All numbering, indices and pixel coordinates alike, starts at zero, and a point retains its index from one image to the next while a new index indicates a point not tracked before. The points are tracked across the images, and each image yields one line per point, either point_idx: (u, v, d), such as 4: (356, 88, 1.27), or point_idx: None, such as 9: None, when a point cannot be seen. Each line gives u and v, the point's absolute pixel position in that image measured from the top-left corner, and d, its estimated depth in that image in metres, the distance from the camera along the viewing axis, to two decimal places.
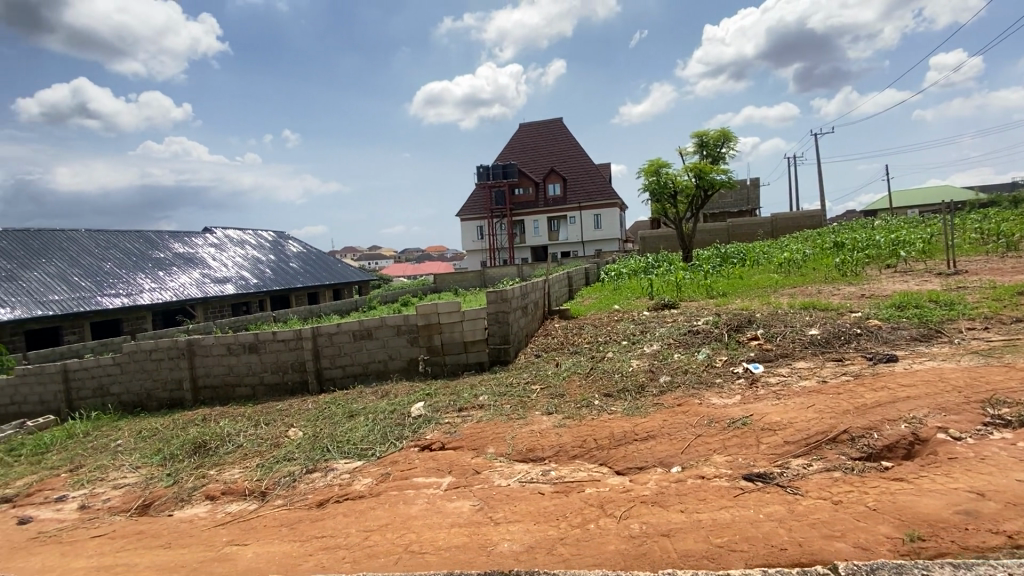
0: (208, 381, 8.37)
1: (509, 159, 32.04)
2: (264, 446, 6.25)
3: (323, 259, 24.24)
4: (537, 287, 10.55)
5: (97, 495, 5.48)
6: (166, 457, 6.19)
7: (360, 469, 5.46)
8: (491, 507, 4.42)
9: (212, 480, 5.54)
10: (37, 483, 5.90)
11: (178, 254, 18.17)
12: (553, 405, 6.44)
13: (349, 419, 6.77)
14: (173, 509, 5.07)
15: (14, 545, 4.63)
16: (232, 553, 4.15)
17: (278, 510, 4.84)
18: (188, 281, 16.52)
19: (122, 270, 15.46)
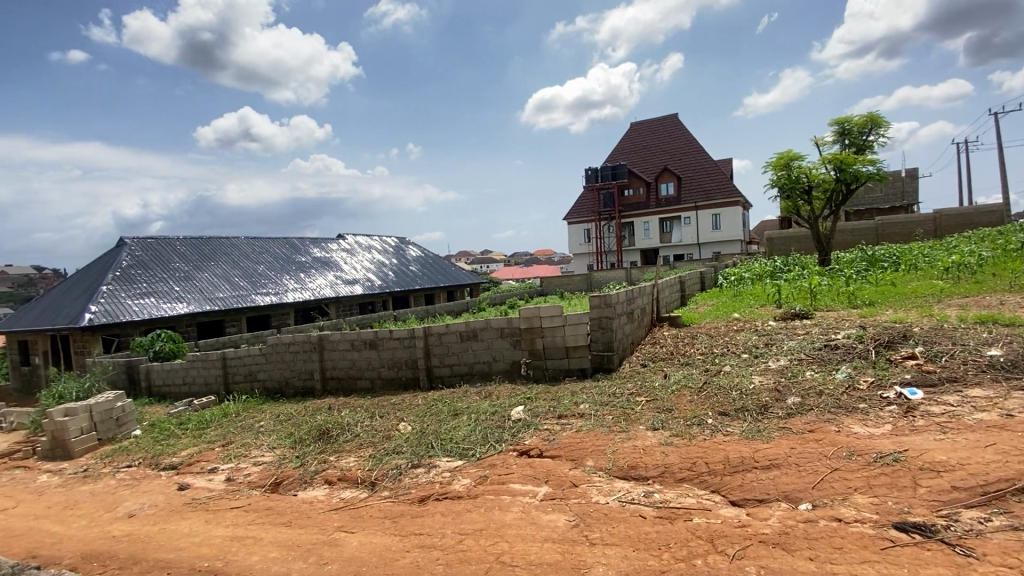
0: (334, 373, 9.13)
1: (619, 159, 31.14)
2: (377, 437, 6.61)
3: (438, 263, 25.57)
4: (646, 292, 9.97)
5: (240, 469, 6.18)
6: (295, 440, 6.83)
7: (461, 469, 5.50)
8: (587, 525, 4.15)
9: (331, 466, 5.97)
10: (197, 453, 6.82)
11: (316, 258, 20.33)
12: (659, 420, 5.96)
13: (453, 417, 6.91)
14: (298, 490, 5.53)
15: (174, 507, 5.32)
16: (339, 539, 4.36)
17: (385, 502, 5.02)
18: (322, 282, 18.40)
19: (271, 272, 17.68)
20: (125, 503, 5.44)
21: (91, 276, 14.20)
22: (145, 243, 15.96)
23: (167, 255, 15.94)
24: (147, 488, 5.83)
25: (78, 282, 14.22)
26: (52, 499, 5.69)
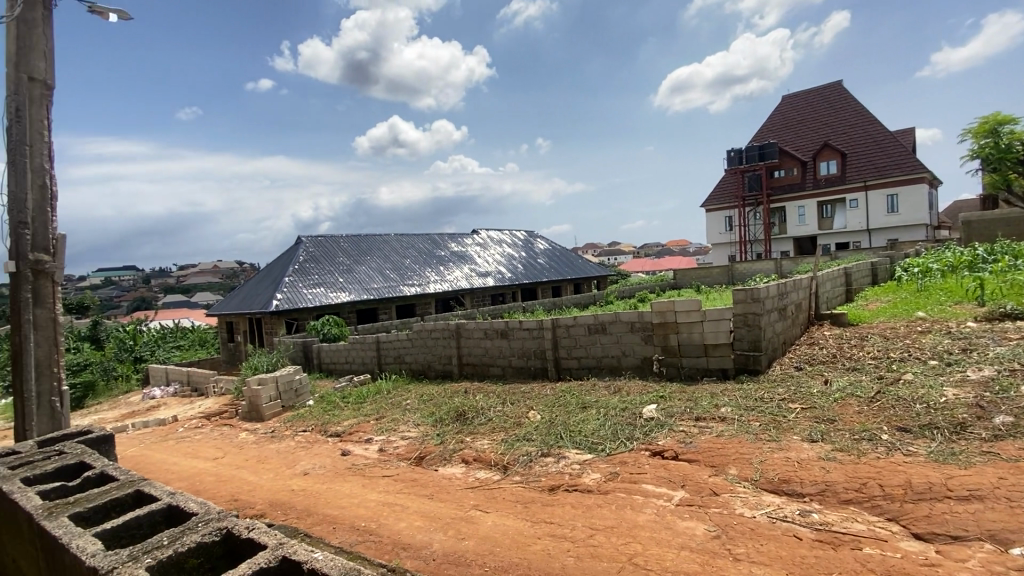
0: (470, 359, 9.65)
1: (768, 138, 28.04)
2: (508, 423, 6.83)
3: (566, 255, 25.64)
4: (801, 286, 8.82)
5: (390, 441, 6.84)
6: (436, 420, 7.36)
7: (591, 463, 5.42)
8: (730, 538, 3.80)
9: (467, 446, 6.31)
10: (356, 423, 7.72)
11: (454, 252, 21.71)
12: (817, 431, 5.23)
13: (582, 410, 6.84)
14: (438, 466, 5.94)
15: (338, 470, 6.07)
16: (475, 518, 4.58)
17: (516, 486, 5.16)
18: (459, 275, 19.61)
19: (415, 265, 19.31)
20: (301, 462, 6.36)
21: (277, 269, 16.89)
22: (316, 241, 18.49)
23: (332, 251, 18.29)
24: (318, 451, 6.75)
25: (269, 272, 17.00)
26: (250, 453, 6.88)
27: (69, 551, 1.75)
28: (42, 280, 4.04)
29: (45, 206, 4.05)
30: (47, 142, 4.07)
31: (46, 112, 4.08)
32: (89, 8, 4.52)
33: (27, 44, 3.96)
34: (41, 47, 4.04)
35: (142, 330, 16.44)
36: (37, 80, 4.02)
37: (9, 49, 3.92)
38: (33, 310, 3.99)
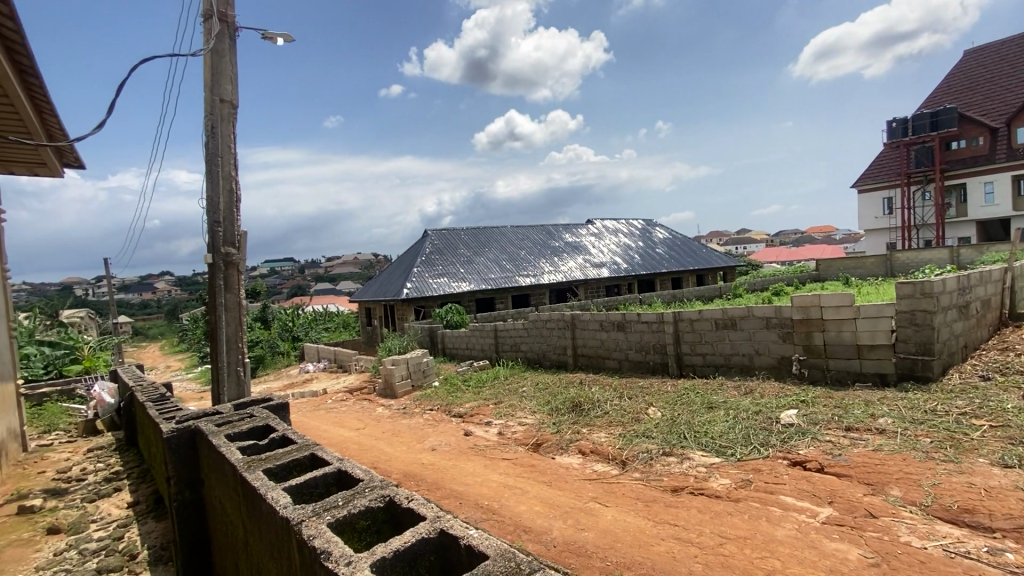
0: (585, 351, 9.55)
1: (943, 103, 23.59)
2: (627, 418, 6.64)
3: (688, 245, 24.20)
4: (990, 280, 7.30)
5: (508, 426, 7.04)
6: (553, 409, 7.41)
7: (718, 467, 5.06)
8: (892, 569, 3.30)
9: (584, 438, 6.27)
10: (476, 406, 8.07)
11: (569, 243, 21.65)
12: (1013, 456, 4.30)
13: (707, 410, 6.41)
14: (555, 454, 5.98)
15: (462, 449, 6.41)
16: (594, 510, 4.54)
17: (636, 483, 5.00)
18: (575, 266, 19.53)
19: (531, 256, 19.62)
20: (429, 439, 6.83)
21: (406, 260, 18.27)
22: (440, 234, 19.64)
23: (455, 243, 19.31)
24: (444, 429, 7.20)
25: (399, 263, 18.45)
26: (385, 426, 7.56)
27: (220, 480, 1.72)
28: (231, 270, 4.80)
29: (232, 208, 4.79)
30: (234, 154, 4.79)
31: (232, 128, 4.80)
32: (262, 36, 5.20)
33: (219, 71, 4.70)
34: (229, 73, 4.76)
35: (299, 313, 18.94)
36: (226, 101, 4.74)
37: (207, 77, 4.69)
38: (225, 295, 4.77)
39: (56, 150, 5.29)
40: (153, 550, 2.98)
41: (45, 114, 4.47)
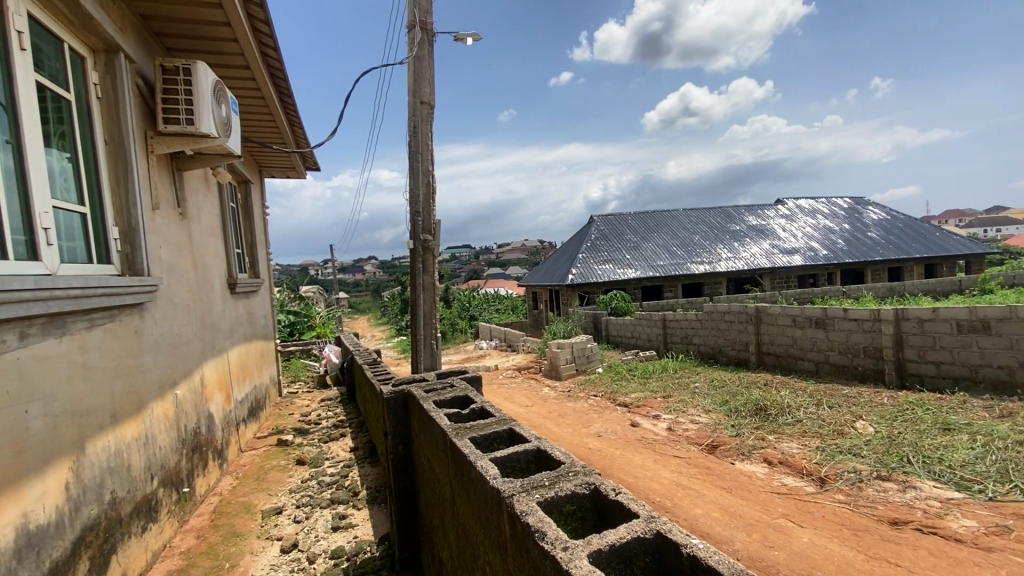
0: (771, 349, 8.44)
1: None
2: (826, 430, 5.69)
3: (914, 228, 19.75)
4: None
5: (679, 422, 6.59)
6: (731, 409, 6.73)
7: (959, 505, 4.03)
8: None
9: (769, 446, 5.56)
10: (643, 398, 7.74)
11: (752, 226, 19.41)
12: None
13: (943, 433, 5.14)
14: (735, 459, 5.39)
15: (629, 439, 6.20)
16: (787, 529, 3.99)
17: (839, 507, 4.25)
18: (758, 252, 17.47)
19: (707, 242, 18.09)
20: (595, 424, 6.79)
21: (573, 246, 18.41)
22: (607, 219, 19.27)
23: (622, 228, 18.80)
24: (609, 417, 7.07)
25: (567, 249, 18.67)
26: (551, 407, 7.75)
27: (433, 452, 1.89)
28: (428, 255, 5.34)
29: (429, 198, 5.32)
30: (431, 150, 5.29)
31: (430, 126, 5.29)
32: (455, 38, 5.62)
33: (420, 76, 5.23)
34: (427, 76, 5.26)
35: (474, 294, 20.57)
36: (426, 102, 5.24)
37: (410, 82, 5.26)
38: (422, 276, 5.34)
39: (301, 155, 6.50)
40: (370, 491, 3.51)
41: (294, 126, 5.50)
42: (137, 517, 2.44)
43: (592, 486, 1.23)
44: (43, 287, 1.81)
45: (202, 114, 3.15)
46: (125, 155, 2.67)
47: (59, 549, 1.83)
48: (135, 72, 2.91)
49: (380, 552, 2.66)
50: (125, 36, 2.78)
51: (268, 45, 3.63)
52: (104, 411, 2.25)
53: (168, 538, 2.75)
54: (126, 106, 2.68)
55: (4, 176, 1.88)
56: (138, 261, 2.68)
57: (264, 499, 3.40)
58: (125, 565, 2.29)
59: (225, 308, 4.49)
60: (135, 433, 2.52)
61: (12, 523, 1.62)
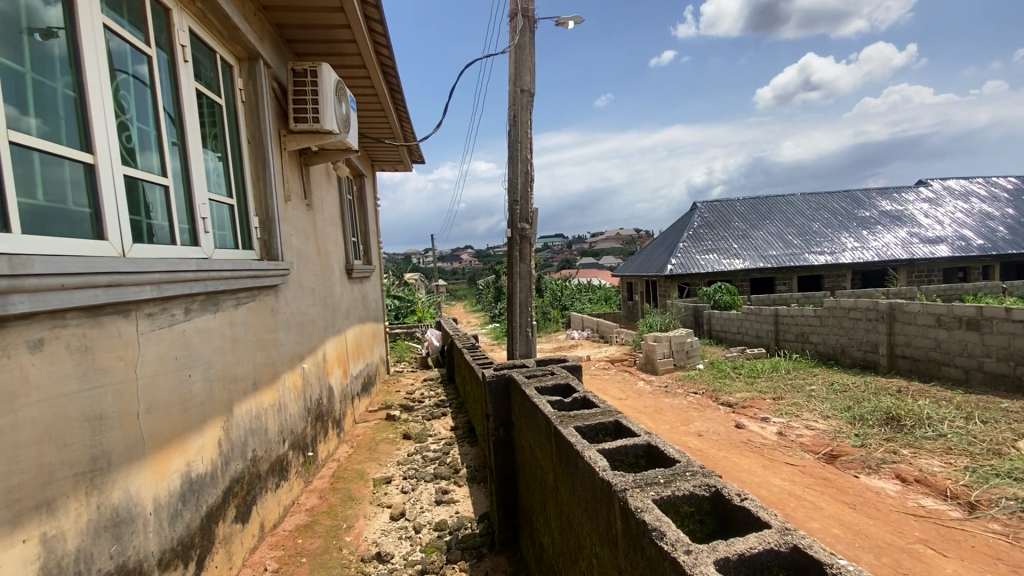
0: (907, 352, 7.34)
1: None
2: (978, 449, 4.87)
3: None
4: None
5: (791, 427, 5.99)
6: (855, 417, 6.00)
7: None
8: None
9: (903, 461, 4.88)
10: (749, 398, 7.12)
11: (885, 212, 17.09)
12: None
13: None
14: (859, 472, 4.80)
15: (732, 440, 5.71)
16: (924, 556, 3.49)
17: (995, 538, 3.63)
18: (892, 241, 15.36)
19: (828, 230, 16.26)
20: (695, 422, 6.35)
21: (673, 234, 17.50)
22: (712, 206, 18.04)
23: (728, 216, 17.51)
24: (711, 416, 6.59)
25: (666, 238, 17.79)
26: (647, 401, 7.46)
27: (536, 439, 1.89)
28: (525, 243, 5.37)
29: (527, 186, 5.33)
30: (531, 138, 5.29)
31: (530, 114, 5.29)
32: (556, 23, 5.53)
33: (521, 64, 5.23)
34: (528, 63, 5.25)
35: (567, 283, 20.41)
36: (526, 91, 5.24)
37: (511, 70, 5.28)
38: (519, 264, 5.39)
39: (408, 148, 6.84)
40: (469, 469, 3.65)
41: (403, 120, 5.80)
42: (272, 474, 2.76)
43: (712, 485, 1.17)
44: (202, 268, 2.08)
45: (326, 112, 3.42)
46: (263, 152, 2.99)
47: (212, 496, 2.12)
48: (271, 77, 3.22)
49: (480, 530, 2.76)
50: (264, 44, 3.08)
51: (381, 44, 3.85)
52: (248, 379, 2.56)
53: (297, 495, 3.08)
54: (264, 108, 2.99)
55: (174, 174, 2.18)
56: (274, 247, 3.00)
57: (375, 469, 3.68)
58: (263, 515, 2.60)
59: (343, 292, 4.90)
60: (271, 400, 2.84)
61: (178, 470, 1.90)
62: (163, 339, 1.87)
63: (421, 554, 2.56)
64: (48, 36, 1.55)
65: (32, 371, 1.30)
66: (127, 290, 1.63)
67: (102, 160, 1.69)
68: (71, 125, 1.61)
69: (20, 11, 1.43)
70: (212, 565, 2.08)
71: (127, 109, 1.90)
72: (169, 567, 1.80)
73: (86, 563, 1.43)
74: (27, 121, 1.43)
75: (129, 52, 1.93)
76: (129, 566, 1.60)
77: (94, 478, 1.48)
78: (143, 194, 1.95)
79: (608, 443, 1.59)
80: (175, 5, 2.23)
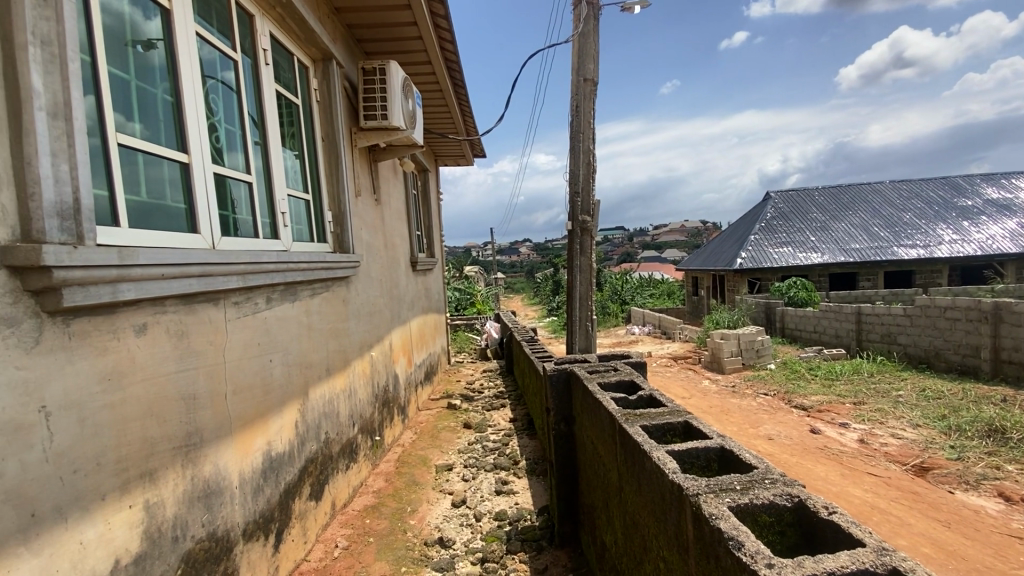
0: (1017, 357, 6.54)
1: None
2: None
3: None
4: None
5: (874, 434, 5.52)
6: (951, 427, 5.43)
7: None
8: None
9: (1009, 479, 4.36)
10: (826, 402, 6.63)
11: (992, 201, 15.28)
12: None
13: None
14: (955, 488, 4.34)
15: (806, 446, 5.32)
16: None
17: None
18: (1000, 233, 13.73)
19: (922, 221, 14.78)
20: (765, 425, 5.97)
21: (743, 226, 16.61)
22: (786, 196, 16.92)
23: (806, 207, 16.35)
24: (783, 419, 6.18)
25: (735, 230, 16.91)
26: (712, 401, 7.14)
27: (599, 436, 1.85)
28: (586, 236, 5.27)
29: (589, 178, 5.23)
30: (593, 129, 5.18)
31: (593, 103, 5.18)
32: (622, 8, 5.33)
33: (585, 53, 5.12)
34: (592, 51, 5.13)
35: (628, 277, 19.92)
36: (589, 80, 5.12)
37: (574, 60, 5.18)
38: (580, 258, 5.31)
39: (470, 143, 6.91)
40: (529, 461, 3.67)
41: (465, 114, 5.86)
42: (343, 456, 2.90)
43: (795, 496, 1.10)
44: (281, 260, 2.20)
45: (393, 109, 3.52)
46: (336, 149, 3.12)
47: (290, 474, 2.26)
48: (343, 77, 3.35)
49: (539, 523, 2.76)
50: (336, 45, 3.21)
51: (446, 39, 3.90)
52: (322, 365, 2.70)
53: (365, 477, 3.23)
54: (337, 106, 3.12)
55: (257, 171, 2.33)
56: (346, 240, 3.14)
57: (438, 456, 3.78)
58: (334, 494, 2.74)
59: (408, 283, 5.05)
60: (343, 386, 2.99)
61: (260, 448, 2.04)
62: (247, 326, 2.01)
63: (481, 542, 2.61)
64: (148, 47, 1.68)
65: (137, 353, 1.43)
66: (216, 280, 1.76)
67: (195, 160, 1.83)
68: (169, 127, 1.75)
69: (124, 24, 1.56)
70: (289, 538, 2.22)
71: (216, 112, 2.04)
72: (252, 538, 1.94)
73: (182, 529, 1.56)
74: (131, 125, 1.56)
75: (218, 58, 2.07)
76: (218, 535, 1.73)
77: (188, 453, 1.61)
78: (230, 191, 2.09)
79: (677, 445, 1.53)
80: (258, 11, 2.37)
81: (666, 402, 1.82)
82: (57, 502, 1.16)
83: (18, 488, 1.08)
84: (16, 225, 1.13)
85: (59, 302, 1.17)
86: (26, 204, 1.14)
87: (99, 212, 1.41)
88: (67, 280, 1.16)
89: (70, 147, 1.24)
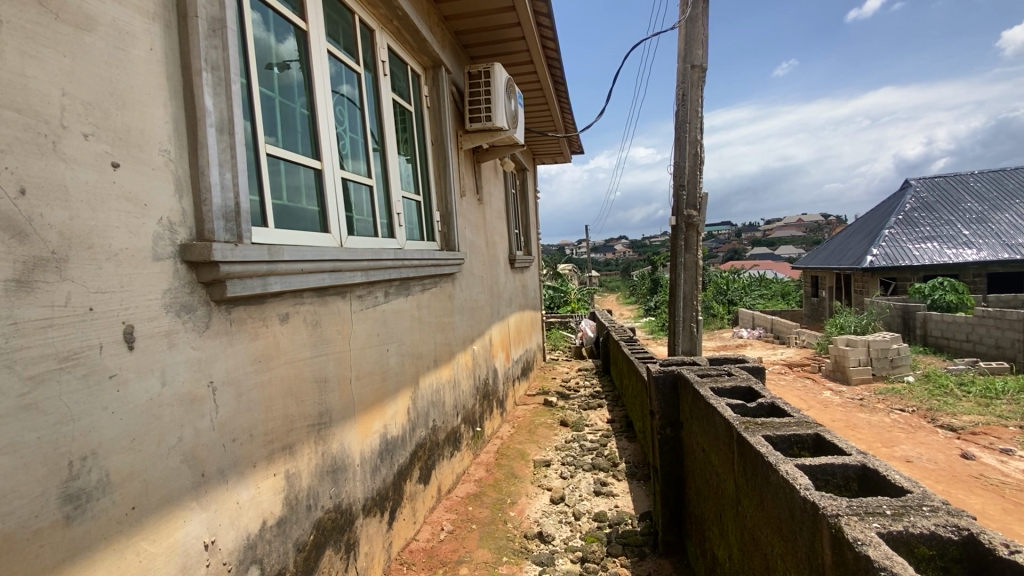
0: None
1: None
2: None
3: None
4: None
5: None
6: None
7: None
8: None
9: None
10: (984, 424, 5.63)
11: None
12: None
13: None
14: None
15: (956, 473, 4.56)
16: None
17: None
18: None
19: None
20: (902, 445, 5.23)
21: (875, 219, 14.71)
22: (931, 183, 14.69)
23: (957, 195, 14.09)
24: (925, 440, 5.36)
25: (865, 224, 15.04)
26: (835, 414, 6.41)
27: (712, 446, 1.74)
28: (691, 232, 5.02)
29: (695, 170, 4.94)
30: (702, 117, 4.88)
31: (701, 91, 4.89)
32: None
33: (692, 38, 4.85)
34: (701, 36, 4.84)
35: (735, 276, 18.60)
36: (697, 66, 4.84)
37: (681, 46, 4.93)
38: (684, 255, 5.05)
39: (568, 139, 6.86)
40: (629, 465, 3.57)
41: (564, 111, 5.81)
42: (448, 444, 3.04)
43: (962, 526, 0.96)
44: (398, 256, 2.36)
45: (497, 109, 3.60)
46: (444, 152, 3.28)
47: (402, 457, 2.41)
48: (451, 82, 3.51)
49: (642, 528, 2.68)
50: (444, 51, 3.35)
51: (548, 37, 3.90)
52: (430, 356, 2.86)
53: (467, 466, 3.36)
54: (445, 110, 3.27)
55: (376, 175, 2.51)
56: (452, 238, 3.28)
57: (536, 451, 3.82)
58: (439, 480, 2.89)
59: (507, 280, 5.16)
60: (448, 376, 3.13)
61: (378, 431, 2.20)
62: (369, 317, 2.18)
63: (581, 541, 2.59)
64: (287, 66, 1.88)
65: (281, 340, 1.61)
66: (344, 274, 1.93)
67: (326, 165, 2.02)
68: (306, 137, 1.94)
69: (269, 48, 1.76)
70: (400, 517, 2.37)
71: (342, 122, 2.23)
72: (370, 514, 2.09)
73: (314, 499, 1.73)
74: (275, 137, 1.76)
75: (343, 72, 2.26)
76: (343, 507, 1.90)
77: (320, 431, 1.79)
78: (353, 193, 2.27)
79: (808, 457, 1.40)
80: (378, 26, 2.56)
81: (792, 412, 1.66)
82: (221, 465, 1.35)
83: (193, 450, 1.26)
84: (193, 226, 1.32)
85: (224, 292, 1.35)
86: (200, 207, 1.33)
87: (252, 214, 1.61)
88: (229, 273, 1.34)
89: (233, 158, 1.42)
